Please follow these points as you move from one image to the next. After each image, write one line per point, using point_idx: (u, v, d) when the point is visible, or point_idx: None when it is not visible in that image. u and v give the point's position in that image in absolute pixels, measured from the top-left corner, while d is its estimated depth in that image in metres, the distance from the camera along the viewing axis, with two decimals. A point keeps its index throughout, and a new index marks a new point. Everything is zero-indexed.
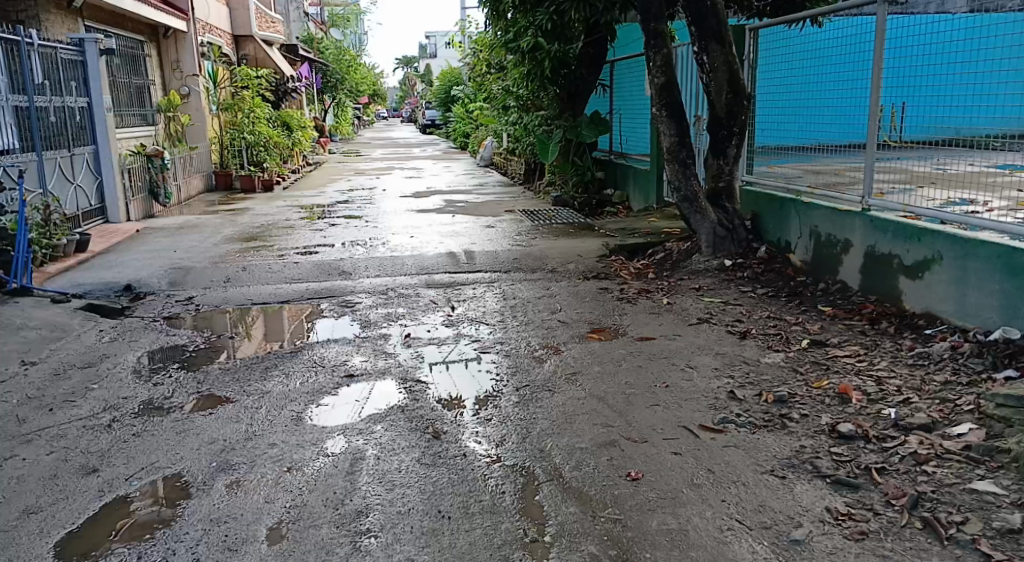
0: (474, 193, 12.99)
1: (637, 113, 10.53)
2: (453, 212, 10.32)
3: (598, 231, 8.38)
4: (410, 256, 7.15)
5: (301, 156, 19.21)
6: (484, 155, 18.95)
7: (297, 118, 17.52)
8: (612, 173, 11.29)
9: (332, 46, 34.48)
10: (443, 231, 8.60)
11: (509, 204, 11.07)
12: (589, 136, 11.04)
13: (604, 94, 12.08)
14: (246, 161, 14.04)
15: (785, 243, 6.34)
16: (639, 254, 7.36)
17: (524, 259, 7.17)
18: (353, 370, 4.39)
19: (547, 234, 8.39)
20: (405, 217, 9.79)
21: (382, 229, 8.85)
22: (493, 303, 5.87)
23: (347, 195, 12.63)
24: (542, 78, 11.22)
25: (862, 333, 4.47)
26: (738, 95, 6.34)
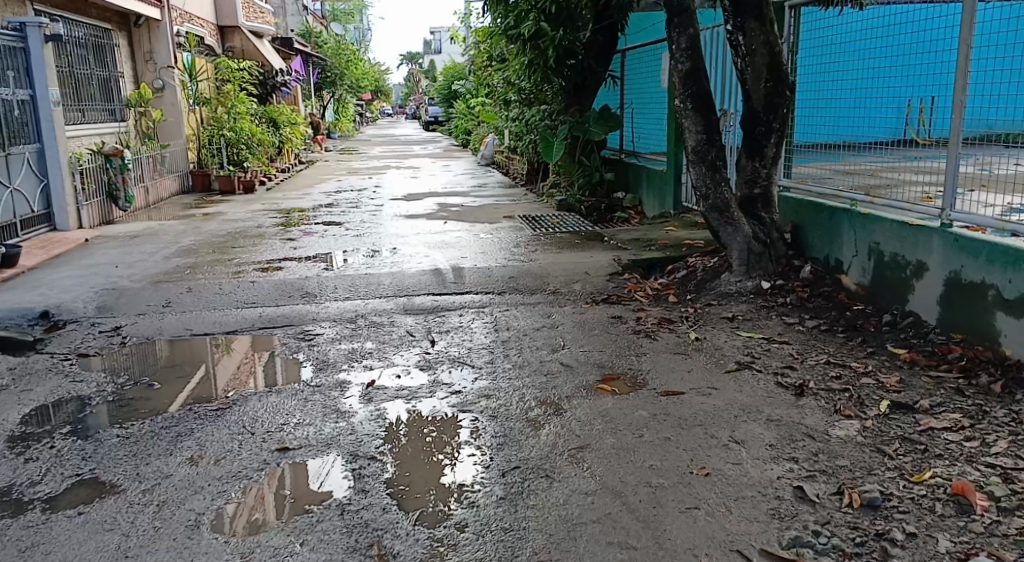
0: (471, 195, 11.94)
1: (652, 107, 9.48)
2: (445, 218, 9.29)
3: (608, 241, 7.32)
4: (389, 273, 6.11)
5: (292, 154, 18.22)
6: (484, 154, 17.97)
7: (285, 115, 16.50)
8: (623, 174, 10.24)
9: (331, 40, 33.50)
10: (430, 241, 7.55)
11: (508, 209, 10.04)
12: (598, 133, 9.87)
13: (614, 87, 11.03)
14: (224, 160, 12.99)
15: (834, 262, 5.31)
16: (657, 272, 6.33)
17: (522, 278, 6.13)
18: (289, 439, 3.36)
19: (550, 245, 7.35)
20: (391, 225, 8.76)
21: (362, 238, 7.82)
22: (481, 337, 4.84)
23: (333, 198, 11.60)
24: (547, 69, 10.18)
25: (958, 393, 3.45)
26: (780, 85, 5.30)
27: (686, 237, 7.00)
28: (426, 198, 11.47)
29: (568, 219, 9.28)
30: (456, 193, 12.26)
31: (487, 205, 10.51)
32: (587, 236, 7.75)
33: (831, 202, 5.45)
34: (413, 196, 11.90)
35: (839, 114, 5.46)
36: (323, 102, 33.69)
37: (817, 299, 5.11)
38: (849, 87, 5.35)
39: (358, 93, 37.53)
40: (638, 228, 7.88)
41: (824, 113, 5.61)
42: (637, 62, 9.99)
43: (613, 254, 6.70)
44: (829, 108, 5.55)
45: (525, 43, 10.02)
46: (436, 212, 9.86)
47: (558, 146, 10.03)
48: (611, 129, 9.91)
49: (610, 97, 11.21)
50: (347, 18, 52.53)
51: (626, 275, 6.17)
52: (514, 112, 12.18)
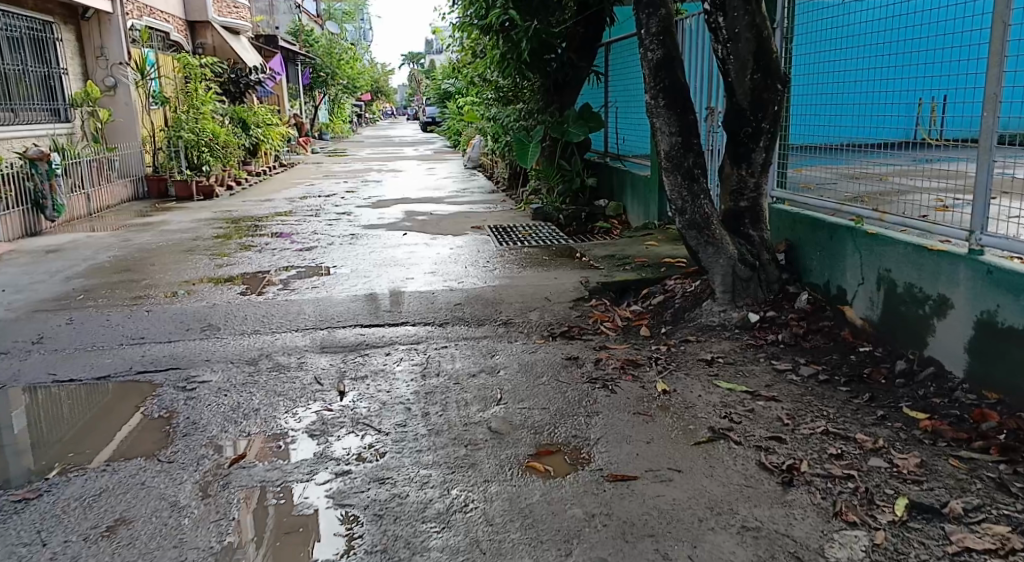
0: (445, 202, 11.05)
1: (637, 106, 8.58)
2: (408, 229, 8.41)
3: (578, 258, 6.43)
4: (314, 300, 5.22)
5: (268, 157, 17.35)
6: (471, 156, 17.09)
7: (258, 115, 15.63)
8: (607, 180, 9.34)
9: (323, 39, 32.65)
10: (378, 258, 6.67)
11: (481, 218, 9.15)
12: (577, 134, 8.97)
13: (598, 85, 10.13)
14: (183, 163, 12.10)
15: (835, 290, 4.44)
16: (631, 297, 5.43)
17: (469, 304, 5.24)
18: (92, 556, 2.50)
19: (514, 262, 6.45)
20: (344, 236, 7.89)
21: (304, 254, 6.93)
22: (402, 384, 3.95)
23: (295, 205, 10.73)
24: (522, 63, 9.28)
25: (1002, 488, 2.61)
26: (768, 77, 4.42)
27: (667, 255, 6.09)
28: (395, 206, 10.57)
29: (543, 229, 8.39)
30: (430, 199, 11.36)
31: (459, 213, 9.63)
32: (557, 251, 6.85)
33: (832, 217, 4.56)
34: (382, 203, 11.01)
35: (840, 110, 4.57)
36: (314, 103, 32.83)
37: (815, 335, 4.23)
38: (852, 79, 4.46)
39: (351, 93, 36.64)
40: (616, 242, 6.97)
41: (823, 111, 4.72)
42: (621, 56, 9.10)
43: (582, 274, 5.80)
44: (828, 104, 4.66)
45: (499, 34, 9.16)
46: (399, 221, 8.99)
47: (533, 149, 9.13)
48: (592, 129, 9.01)
49: (593, 96, 10.31)
50: (344, 18, 51.66)
51: (593, 300, 5.28)
52: (491, 111, 11.27)
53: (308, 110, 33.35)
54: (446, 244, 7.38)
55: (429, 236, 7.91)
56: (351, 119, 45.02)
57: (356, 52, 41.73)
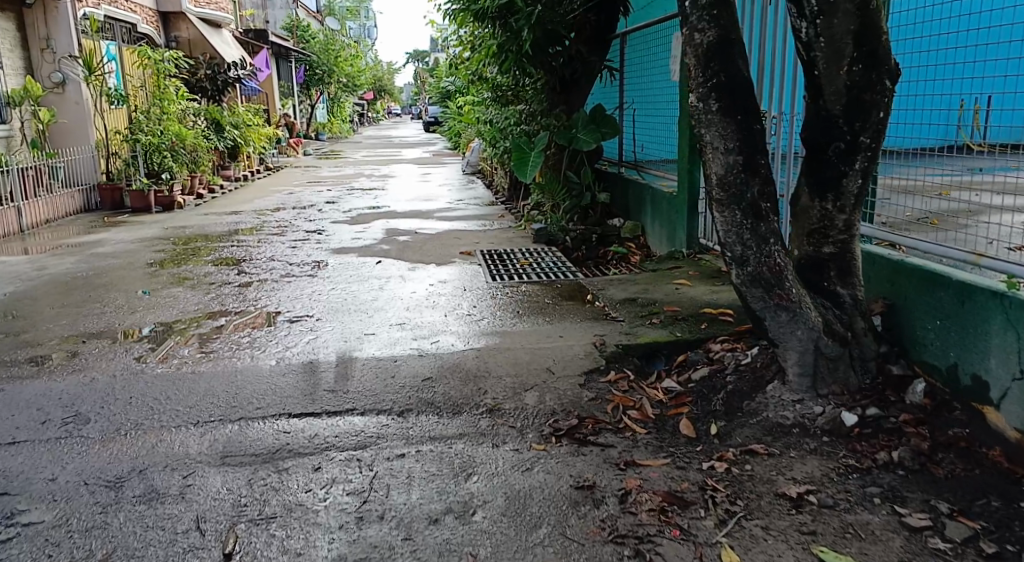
0: (434, 217, 9.67)
1: (658, 107, 7.18)
2: (384, 254, 7.05)
3: (589, 302, 5.03)
4: (231, 373, 3.87)
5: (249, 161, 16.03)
6: (470, 160, 15.73)
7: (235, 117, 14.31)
8: (621, 194, 7.93)
9: (320, 36, 31.35)
10: (335, 300, 5.30)
11: (473, 240, 7.77)
12: (587, 139, 7.57)
13: (609, 83, 8.73)
14: (140, 169, 10.83)
15: (973, 379, 3.04)
16: (663, 365, 4.03)
17: (440, 376, 3.86)
18: None
19: (507, 306, 5.05)
20: (304, 266, 6.53)
21: (247, 292, 5.59)
22: (323, 540, 2.58)
23: (263, 221, 9.39)
24: (523, 57, 7.94)
25: None
26: (875, 70, 3.02)
27: (705, 302, 4.70)
28: (376, 222, 9.20)
29: (547, 256, 7.00)
30: (418, 213, 9.97)
31: (447, 232, 8.27)
32: (563, 290, 5.46)
33: (958, 271, 3.20)
34: (362, 218, 9.65)
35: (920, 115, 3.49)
36: (310, 102, 31.52)
37: (948, 454, 2.86)
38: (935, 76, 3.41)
39: (350, 92, 35.32)
40: (637, 278, 5.58)
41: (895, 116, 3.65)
42: (638, 49, 7.72)
43: (595, 328, 4.40)
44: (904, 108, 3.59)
45: (496, 21, 7.81)
46: (377, 243, 7.64)
47: (535, 159, 7.71)
48: (604, 136, 7.60)
49: (604, 97, 8.91)
50: (346, 14, 50.36)
51: (612, 372, 3.88)
52: (488, 113, 9.92)
53: (304, 111, 32.04)
54: (423, 276, 6.05)
55: (404, 264, 6.60)
56: (351, 118, 43.71)
57: (357, 49, 40.45)
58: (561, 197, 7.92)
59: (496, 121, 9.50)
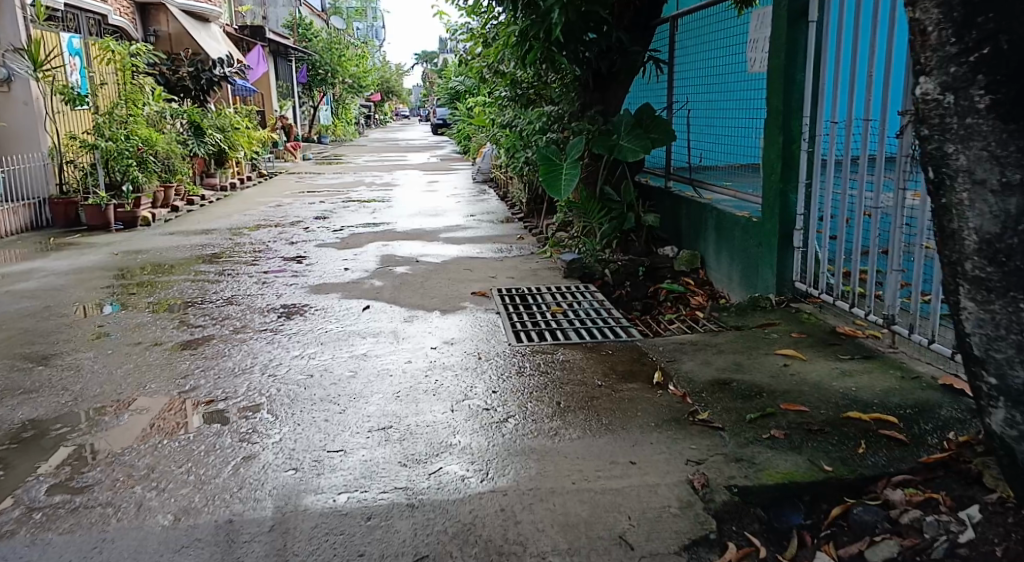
0: (439, 238, 8.13)
1: (729, 107, 5.62)
2: (375, 295, 5.52)
3: (661, 387, 3.47)
4: (92, 545, 2.33)
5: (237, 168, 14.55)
6: (482, 166, 14.23)
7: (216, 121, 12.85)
8: (672, 214, 6.40)
9: (323, 34, 29.92)
10: (294, 378, 3.74)
11: (488, 272, 6.24)
12: (632, 144, 5.99)
13: (651, 79, 7.16)
14: (100, 180, 9.38)
15: None
16: (803, 521, 2.47)
17: (443, 550, 2.29)
18: None
19: (539, 392, 3.49)
20: (269, 313, 5.03)
21: (179, 363, 4.07)
22: None
23: (236, 243, 7.89)
24: (551, 46, 6.34)
25: None
26: None
27: (839, 397, 3.15)
28: (369, 246, 7.68)
29: (583, 299, 5.44)
30: (421, 233, 8.44)
31: (455, 262, 6.74)
32: (615, 360, 3.89)
33: None
34: (355, 239, 8.13)
35: None
36: (313, 103, 30.08)
37: None
38: None
39: (356, 93, 33.88)
40: (717, 343, 4.01)
41: None
42: (694, 32, 6.17)
43: (680, 444, 2.84)
44: None
45: (516, 1, 6.20)
46: (367, 276, 6.11)
47: (568, 172, 6.07)
48: (656, 143, 6.01)
49: (645, 95, 7.34)
50: (353, 13, 48.98)
51: (730, 544, 2.31)
52: (504, 116, 8.39)
53: (306, 112, 30.62)
54: (421, 334, 4.49)
55: (398, 311, 5.06)
56: (357, 120, 42.28)
57: (363, 49, 39.03)
58: (596, 219, 6.37)
59: (513, 125, 7.88)
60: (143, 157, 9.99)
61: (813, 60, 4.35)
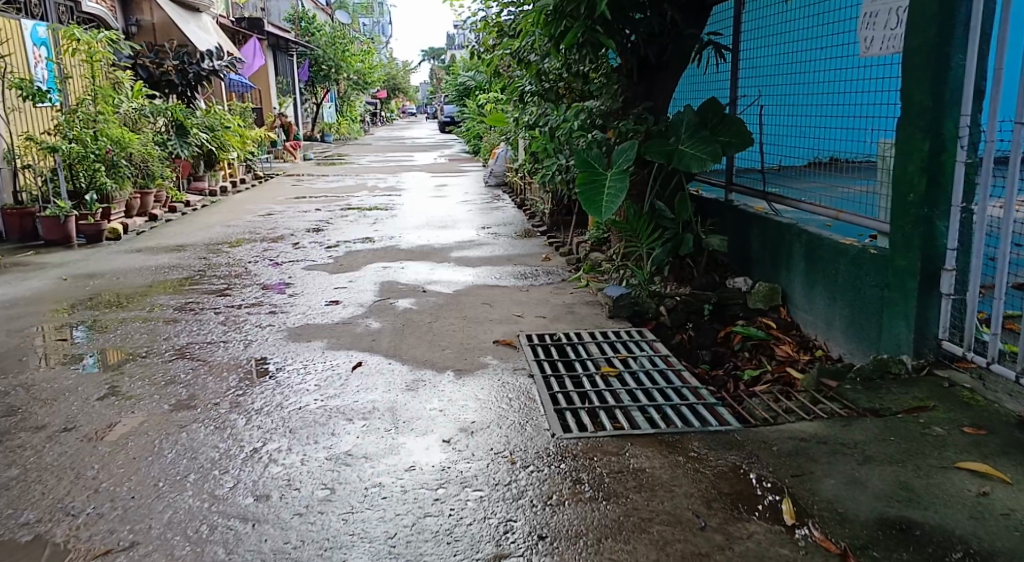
0: (450, 258, 6.92)
1: (821, 102, 4.48)
2: (371, 343, 4.32)
3: (801, 532, 2.30)
4: None
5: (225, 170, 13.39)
6: (495, 168, 13.03)
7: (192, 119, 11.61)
8: (741, 235, 5.22)
9: (326, 27, 28.73)
10: (244, 503, 2.53)
11: (513, 307, 5.02)
12: (700, 151, 4.72)
13: (707, 70, 5.96)
14: (60, 187, 8.20)
15: None
16: None
17: None
18: None
19: (610, 541, 2.28)
20: (230, 373, 3.84)
21: (85, 465, 2.85)
22: None
23: (209, 264, 6.68)
24: (595, 25, 5.07)
25: None
26: None
27: None
28: (366, 268, 6.46)
29: (633, 351, 4.16)
30: (427, 251, 7.23)
31: (471, 292, 5.52)
32: (714, 470, 2.67)
33: None
34: (352, 259, 6.93)
35: None
36: (315, 100, 28.87)
37: None
38: None
39: (361, 89, 32.70)
40: (854, 443, 2.80)
41: None
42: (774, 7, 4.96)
43: None
44: None
45: None
46: (361, 314, 4.90)
47: (613, 183, 4.78)
48: (726, 147, 4.78)
49: (696, 90, 6.14)
50: (358, 9, 47.77)
51: None
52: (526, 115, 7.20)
53: (308, 109, 29.42)
54: (424, 413, 3.25)
55: (398, 372, 3.83)
56: (363, 118, 41.06)
57: (368, 45, 37.88)
58: (649, 244, 5.16)
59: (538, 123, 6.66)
60: (113, 160, 8.80)
61: (978, 40, 3.18)
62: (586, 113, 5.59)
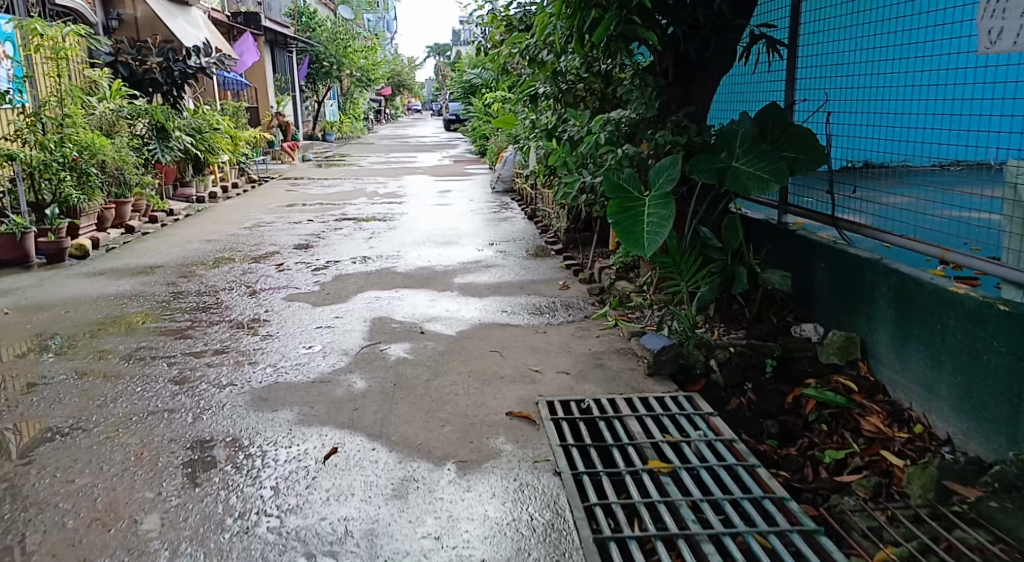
0: (453, 285, 6.06)
1: (888, 94, 3.86)
2: (353, 413, 3.43)
3: None
4: None
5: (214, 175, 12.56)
6: (503, 174, 12.19)
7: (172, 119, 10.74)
8: (800, 268, 4.35)
9: (329, 22, 27.84)
10: None
11: (528, 357, 4.13)
12: (764, 167, 3.82)
13: (757, 69, 5.07)
14: (17, 200, 7.35)
15: None
16: None
17: None
18: None
19: None
20: (166, 466, 2.97)
21: None
22: None
23: (176, 293, 5.82)
24: (631, 13, 4.15)
25: None
26: None
27: None
28: (356, 298, 5.57)
29: (684, 431, 3.21)
30: (427, 276, 6.34)
31: (479, 334, 4.64)
32: None
33: None
34: (341, 285, 6.05)
35: None
36: (317, 98, 27.98)
37: None
38: None
39: (364, 86, 31.83)
40: None
41: None
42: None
43: None
44: None
45: None
46: (345, 367, 4.02)
47: (654, 207, 3.90)
48: (793, 163, 3.92)
49: (742, 92, 5.24)
50: (363, 4, 46.85)
51: None
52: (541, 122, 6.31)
53: (310, 107, 28.52)
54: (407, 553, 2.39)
55: (382, 464, 2.93)
56: (367, 116, 40.14)
57: (372, 41, 36.97)
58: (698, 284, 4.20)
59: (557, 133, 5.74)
60: (81, 169, 7.96)
61: None
62: (615, 122, 4.61)
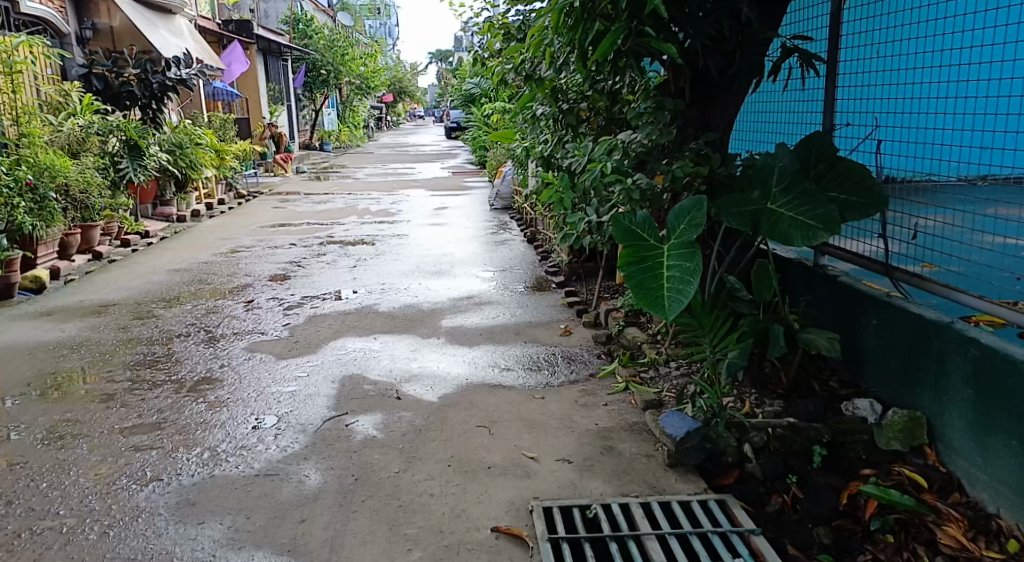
0: (440, 327, 5.38)
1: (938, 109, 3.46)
2: (298, 526, 2.76)
3: None
4: None
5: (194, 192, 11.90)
6: (503, 190, 11.51)
7: (139, 130, 10.01)
8: (849, 326, 3.68)
9: (327, 29, 27.19)
10: None
11: (521, 434, 3.45)
12: (809, 215, 3.15)
13: (787, 88, 4.39)
14: None
15: None
16: None
17: None
18: None
19: None
20: None
21: None
22: None
23: (125, 341, 5.15)
24: (646, 24, 3.47)
25: None
26: None
27: None
28: (328, 346, 4.90)
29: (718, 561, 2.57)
30: (412, 316, 5.66)
31: (465, 399, 3.96)
32: None
33: None
34: (314, 329, 5.38)
35: None
36: (314, 107, 27.33)
37: None
38: None
39: (364, 94, 31.18)
40: None
41: None
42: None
43: None
44: None
45: None
46: (299, 451, 3.35)
47: (674, 260, 3.26)
48: (843, 207, 3.27)
49: (768, 114, 4.57)
50: (364, 10, 46.26)
51: None
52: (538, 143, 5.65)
53: (307, 116, 27.87)
54: None
55: None
56: (367, 123, 39.49)
57: (372, 48, 36.39)
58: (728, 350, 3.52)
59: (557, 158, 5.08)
60: (35, 195, 7.29)
61: None
62: (624, 149, 3.92)
